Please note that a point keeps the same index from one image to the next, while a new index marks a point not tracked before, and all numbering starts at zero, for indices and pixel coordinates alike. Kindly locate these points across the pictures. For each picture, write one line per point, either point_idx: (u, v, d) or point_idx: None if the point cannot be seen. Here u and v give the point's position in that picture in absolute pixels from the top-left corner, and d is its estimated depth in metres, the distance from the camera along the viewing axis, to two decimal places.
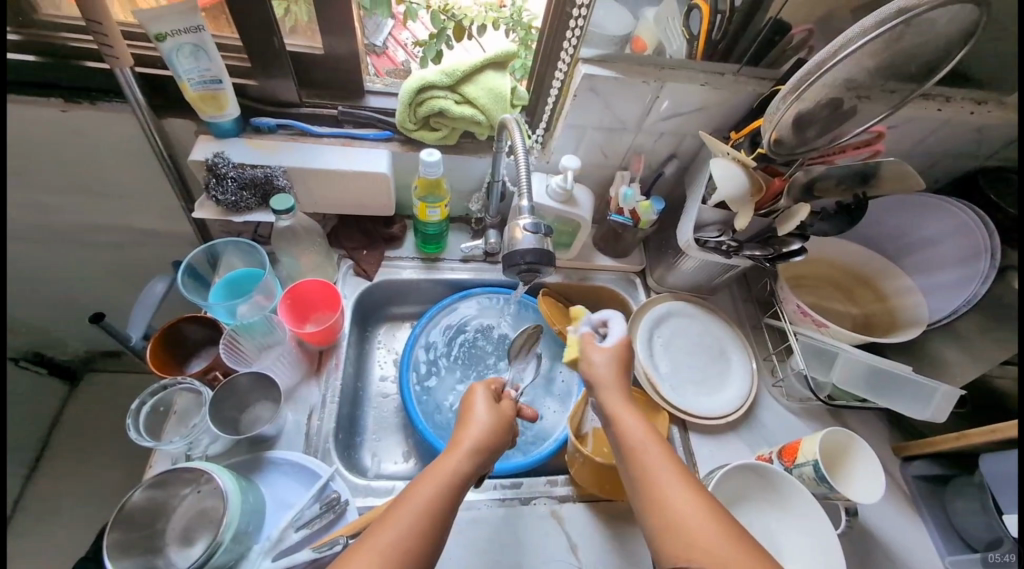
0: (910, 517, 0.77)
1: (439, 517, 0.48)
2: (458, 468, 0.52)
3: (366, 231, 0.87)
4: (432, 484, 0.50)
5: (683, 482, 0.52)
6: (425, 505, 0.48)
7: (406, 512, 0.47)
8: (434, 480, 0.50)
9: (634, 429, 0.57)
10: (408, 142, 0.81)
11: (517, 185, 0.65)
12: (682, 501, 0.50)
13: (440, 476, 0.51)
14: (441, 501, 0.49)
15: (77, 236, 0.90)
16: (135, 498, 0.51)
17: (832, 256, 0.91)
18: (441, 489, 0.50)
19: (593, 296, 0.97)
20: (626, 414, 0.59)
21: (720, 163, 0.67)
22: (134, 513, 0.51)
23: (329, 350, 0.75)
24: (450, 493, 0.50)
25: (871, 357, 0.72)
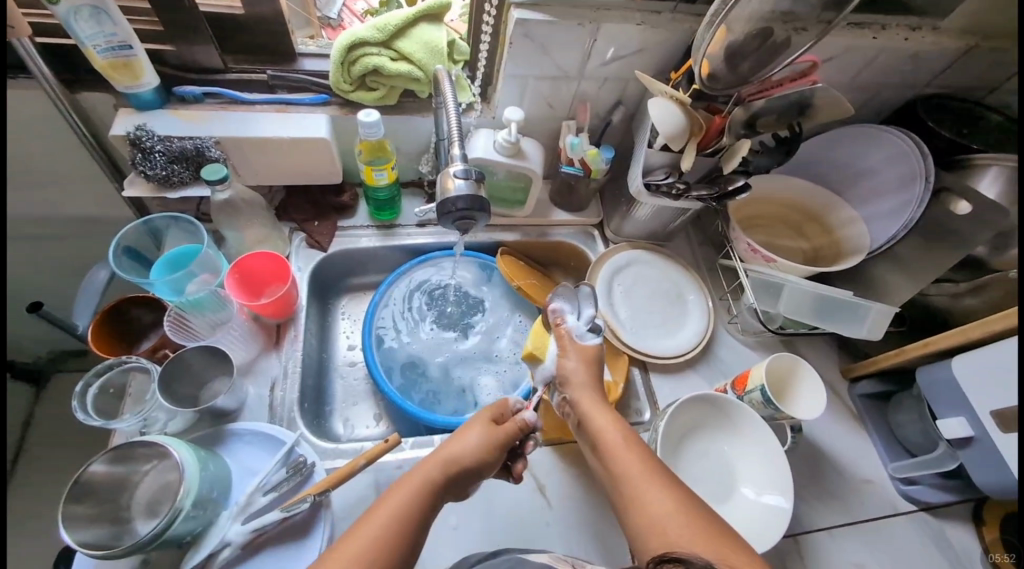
0: (855, 431, 0.83)
1: (409, 528, 0.48)
2: (445, 463, 0.53)
3: (315, 201, 0.85)
4: (407, 491, 0.50)
5: (664, 485, 0.51)
6: (397, 511, 0.49)
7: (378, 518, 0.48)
8: (408, 487, 0.51)
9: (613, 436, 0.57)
10: (347, 105, 0.78)
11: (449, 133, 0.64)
12: (663, 487, 0.51)
13: (419, 485, 0.51)
14: (413, 512, 0.49)
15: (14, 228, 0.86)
16: (94, 469, 0.52)
17: (781, 195, 0.93)
18: (416, 504, 0.50)
19: (553, 252, 0.98)
20: (602, 416, 0.59)
21: (657, 102, 0.67)
22: (97, 486, 0.52)
23: (286, 323, 0.75)
24: (425, 500, 0.50)
25: (812, 284, 0.75)
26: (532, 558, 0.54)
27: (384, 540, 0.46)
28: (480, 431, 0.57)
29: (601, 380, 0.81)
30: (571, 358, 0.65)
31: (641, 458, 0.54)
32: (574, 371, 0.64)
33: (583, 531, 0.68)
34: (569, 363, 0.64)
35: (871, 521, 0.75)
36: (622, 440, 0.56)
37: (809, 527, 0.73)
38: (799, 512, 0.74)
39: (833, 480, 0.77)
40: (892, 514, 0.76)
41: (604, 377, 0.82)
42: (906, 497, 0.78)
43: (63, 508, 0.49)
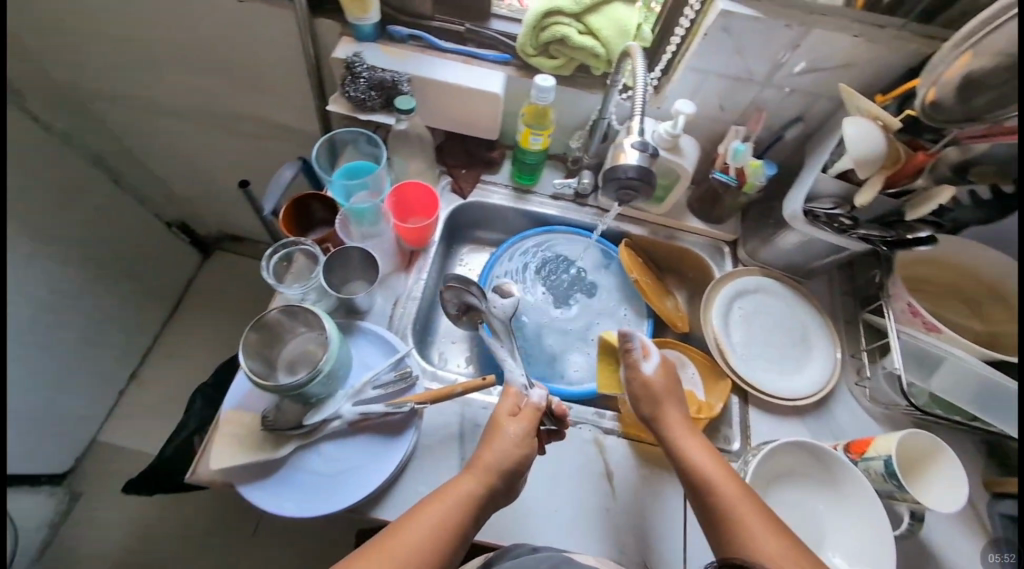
0: (985, 552, 0.70)
1: (451, 535, 0.51)
2: (472, 491, 0.54)
3: (468, 151, 0.92)
4: (442, 504, 0.53)
5: (761, 512, 0.53)
6: (439, 521, 0.51)
7: (422, 522, 0.51)
8: (443, 500, 0.53)
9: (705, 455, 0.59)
10: (525, 68, 0.83)
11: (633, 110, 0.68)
12: (760, 510, 0.53)
13: (454, 499, 0.53)
14: (450, 523, 0.52)
15: (234, 122, 1.05)
16: (272, 315, 0.61)
17: (965, 263, 0.80)
18: (452, 515, 0.52)
19: (676, 258, 0.95)
20: (689, 435, 0.61)
21: (857, 122, 0.60)
22: (268, 327, 0.62)
23: (419, 252, 0.82)
24: (463, 510, 0.53)
25: (987, 368, 0.63)
26: (577, 557, 0.58)
27: (433, 544, 0.50)
28: (511, 427, 0.59)
29: (694, 397, 0.78)
30: (637, 386, 0.66)
31: (736, 482, 0.56)
32: (659, 381, 0.66)
33: (641, 532, 0.66)
34: (656, 374, 0.66)
35: None
36: (705, 457, 0.59)
37: None
38: None
39: None
40: None
41: (697, 395, 0.78)
42: None
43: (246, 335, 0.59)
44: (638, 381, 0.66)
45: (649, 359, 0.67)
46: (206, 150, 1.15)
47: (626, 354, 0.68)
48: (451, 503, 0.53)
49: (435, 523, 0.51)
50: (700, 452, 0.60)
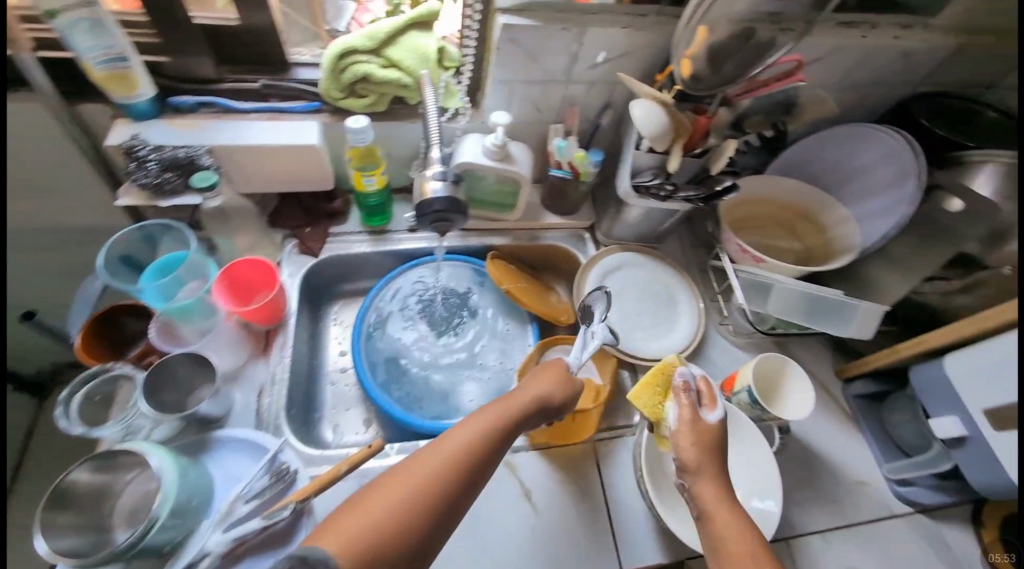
0: (849, 431, 0.82)
1: (456, 475, 0.51)
2: (487, 427, 0.56)
3: (306, 207, 0.87)
4: (453, 443, 0.53)
5: None
6: (451, 462, 0.51)
7: (433, 461, 0.51)
8: (459, 436, 0.54)
9: (729, 517, 0.54)
10: (338, 112, 0.78)
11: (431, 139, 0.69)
12: None
13: (471, 434, 0.54)
14: (458, 464, 0.51)
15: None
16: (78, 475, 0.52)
17: (774, 195, 0.92)
18: (465, 454, 0.52)
19: (545, 255, 0.99)
20: (720, 500, 0.55)
21: (641, 103, 0.67)
22: (78, 489, 0.52)
23: (276, 329, 0.77)
24: (477, 449, 0.54)
25: (804, 285, 0.75)
26: None
27: (428, 488, 0.49)
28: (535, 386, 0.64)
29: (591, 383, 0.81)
30: (683, 425, 0.60)
31: (757, 547, 0.52)
32: (701, 436, 0.59)
33: (569, 536, 0.68)
34: (700, 426, 0.59)
35: (865, 523, 0.75)
36: (734, 514, 0.54)
37: (802, 529, 0.73)
38: (791, 514, 0.74)
39: (825, 481, 0.77)
40: (887, 517, 0.76)
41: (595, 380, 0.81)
42: (901, 498, 0.77)
43: (44, 513, 0.49)
44: (684, 430, 0.59)
45: (707, 412, 0.60)
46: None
47: (681, 392, 0.62)
48: (464, 437, 0.54)
49: (441, 463, 0.51)
50: (724, 510, 0.55)
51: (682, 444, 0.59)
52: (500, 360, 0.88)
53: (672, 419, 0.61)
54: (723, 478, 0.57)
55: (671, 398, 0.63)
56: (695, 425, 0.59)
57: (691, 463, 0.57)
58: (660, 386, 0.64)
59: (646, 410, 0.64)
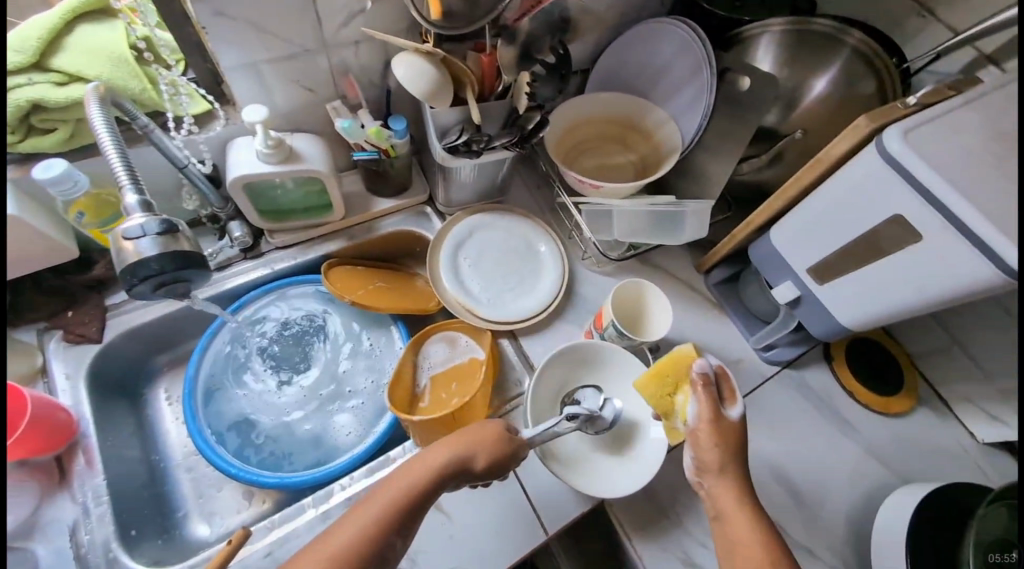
0: (718, 318, 0.88)
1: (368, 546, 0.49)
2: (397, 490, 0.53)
3: (57, 287, 0.67)
4: (373, 508, 0.52)
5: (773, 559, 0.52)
6: (365, 528, 0.50)
7: (349, 527, 0.50)
8: (380, 498, 0.53)
9: (733, 499, 0.57)
10: (29, 159, 0.58)
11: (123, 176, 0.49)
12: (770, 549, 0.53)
13: (390, 497, 0.53)
14: (372, 533, 0.50)
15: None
16: None
17: (598, 113, 0.89)
18: (380, 521, 0.51)
19: (392, 244, 0.89)
20: (730, 484, 0.58)
21: (403, 60, 0.58)
22: None
23: (68, 451, 0.60)
24: (393, 516, 0.52)
25: (635, 202, 0.74)
26: None
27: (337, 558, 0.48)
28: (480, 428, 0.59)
29: (475, 362, 0.77)
30: (704, 423, 0.59)
31: (759, 525, 0.55)
32: (722, 430, 0.59)
33: (495, 528, 0.65)
34: (723, 422, 0.59)
35: (746, 395, 0.82)
36: (747, 516, 0.55)
37: None
38: None
39: None
40: (762, 381, 0.83)
41: (479, 357, 0.77)
42: (770, 362, 0.84)
43: None
44: (698, 422, 0.60)
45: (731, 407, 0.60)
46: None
47: (698, 386, 0.61)
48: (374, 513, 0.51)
49: (355, 531, 0.50)
50: (732, 503, 0.57)
51: (701, 442, 0.59)
52: (371, 379, 0.80)
53: (691, 414, 0.61)
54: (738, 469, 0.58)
55: (686, 391, 0.63)
56: (710, 419, 0.59)
57: (704, 453, 0.59)
58: (668, 376, 0.63)
59: (651, 400, 0.64)
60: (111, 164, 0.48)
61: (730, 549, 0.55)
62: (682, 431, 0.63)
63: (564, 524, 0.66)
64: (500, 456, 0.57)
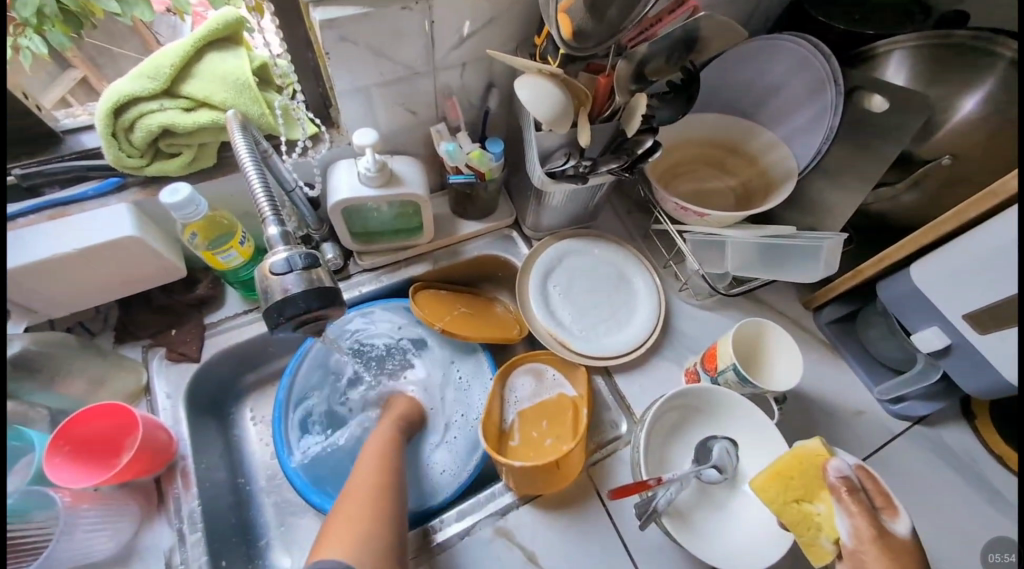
0: (833, 362, 0.79)
1: (381, 491, 0.57)
2: (383, 458, 0.62)
3: (164, 306, 0.68)
4: (367, 471, 0.60)
5: None
6: (372, 482, 0.58)
7: (358, 489, 0.57)
8: (370, 464, 0.61)
9: None
10: (152, 182, 0.60)
11: (261, 207, 0.47)
12: None
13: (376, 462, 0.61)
14: (378, 482, 0.58)
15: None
16: None
17: (697, 134, 0.83)
18: (379, 475, 0.59)
19: (476, 268, 0.86)
20: None
21: (526, 82, 0.56)
22: None
23: (167, 473, 0.60)
24: (387, 468, 0.60)
25: (752, 232, 0.68)
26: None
27: (366, 505, 0.54)
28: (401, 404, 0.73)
29: (565, 399, 0.72)
30: (866, 543, 0.46)
31: None
32: (896, 558, 0.44)
33: None
34: (890, 544, 0.45)
35: (871, 453, 0.72)
36: None
37: None
38: None
39: (826, 424, 0.74)
40: (890, 438, 0.74)
41: (568, 394, 0.73)
42: (898, 416, 0.75)
43: None
44: (862, 545, 0.46)
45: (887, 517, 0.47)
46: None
47: (842, 494, 0.48)
48: (365, 469, 0.60)
49: (366, 485, 0.57)
50: None
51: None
52: (456, 410, 0.76)
53: (842, 531, 0.48)
54: None
55: (826, 499, 0.49)
56: (873, 540, 0.45)
57: None
58: (794, 478, 0.51)
59: (772, 506, 0.51)
60: (256, 196, 0.47)
61: None
62: (830, 549, 0.49)
63: None
64: (417, 414, 0.74)
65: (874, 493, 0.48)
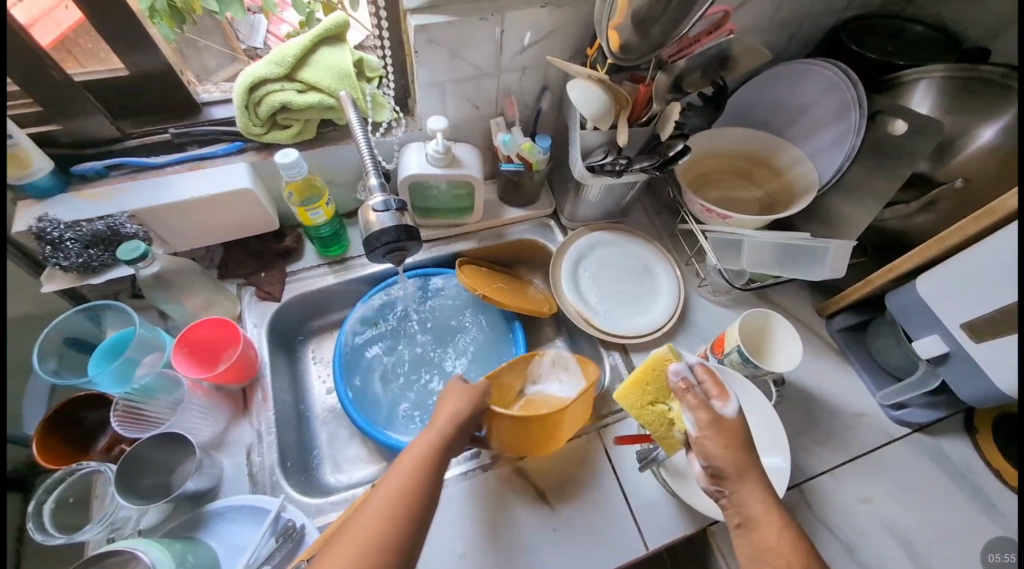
0: (840, 366, 0.84)
1: (391, 529, 0.48)
2: (411, 475, 0.53)
3: (257, 253, 0.82)
4: (388, 488, 0.51)
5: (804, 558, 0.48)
6: (386, 512, 0.49)
7: (370, 515, 0.49)
8: (394, 480, 0.52)
9: (754, 497, 0.52)
10: (265, 147, 0.74)
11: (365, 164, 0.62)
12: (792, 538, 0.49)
13: (398, 483, 0.52)
14: (394, 513, 0.49)
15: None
16: None
17: (731, 146, 0.90)
18: (400, 501, 0.50)
19: (514, 250, 0.96)
20: (747, 481, 0.52)
21: (578, 85, 0.66)
22: None
23: (251, 385, 0.73)
24: (413, 490, 0.51)
25: (769, 234, 0.75)
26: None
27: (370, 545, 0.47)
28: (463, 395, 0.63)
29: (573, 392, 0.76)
30: (705, 429, 0.54)
31: (781, 519, 0.51)
32: (723, 437, 0.53)
33: (596, 529, 0.67)
34: (721, 428, 0.54)
35: (869, 451, 0.77)
36: (776, 515, 0.51)
37: (813, 471, 0.75)
38: (800, 459, 0.76)
39: (827, 420, 0.79)
40: (888, 440, 0.78)
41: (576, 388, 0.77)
42: (899, 422, 0.79)
43: None
44: (701, 425, 0.54)
45: (719, 402, 0.56)
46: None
47: (683, 394, 0.57)
48: (384, 497, 0.50)
49: (376, 517, 0.49)
50: (756, 499, 0.52)
51: (710, 451, 0.53)
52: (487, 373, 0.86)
53: (688, 424, 0.56)
54: (754, 471, 0.53)
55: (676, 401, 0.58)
56: (706, 424, 0.54)
57: (712, 460, 0.53)
58: (649, 386, 0.62)
59: (632, 411, 0.62)
60: (365, 156, 0.61)
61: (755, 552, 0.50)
62: (679, 438, 0.59)
63: (666, 541, 0.67)
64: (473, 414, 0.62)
65: (711, 387, 0.57)
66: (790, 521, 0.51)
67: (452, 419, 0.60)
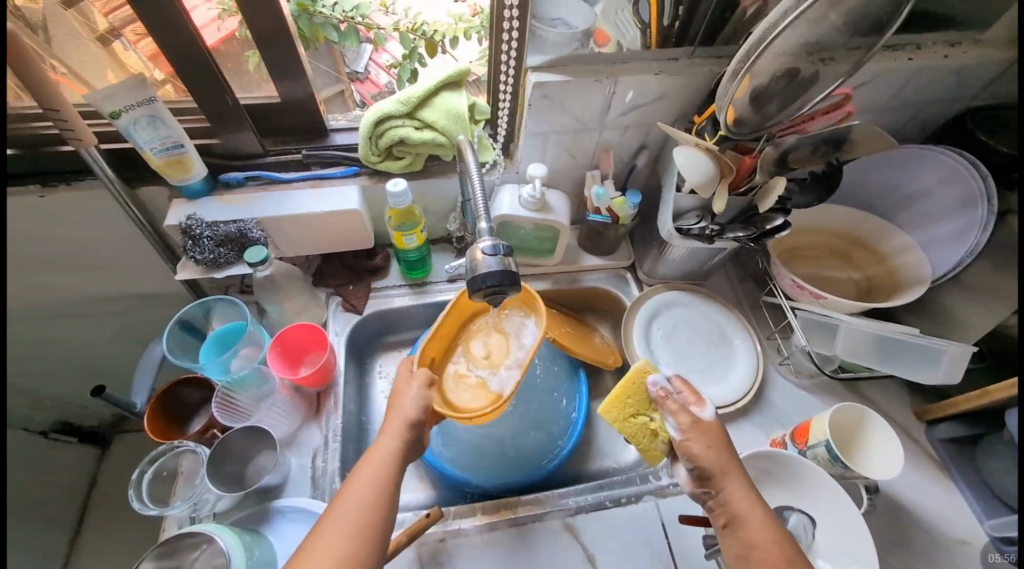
0: (940, 481, 0.75)
1: (374, 518, 0.51)
2: (382, 467, 0.55)
3: (350, 267, 0.88)
4: (364, 480, 0.53)
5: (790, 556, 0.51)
6: (362, 505, 0.51)
7: (348, 508, 0.51)
8: (367, 474, 0.54)
9: (740, 495, 0.55)
10: (376, 174, 0.82)
11: (477, 206, 0.64)
12: (775, 531, 0.53)
13: (371, 476, 0.54)
14: (368, 506, 0.51)
15: (48, 320, 0.85)
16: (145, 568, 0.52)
17: (827, 223, 0.87)
18: (373, 496, 0.52)
19: (586, 297, 0.96)
20: (731, 479, 0.56)
21: (684, 150, 0.67)
22: None
23: (325, 391, 0.76)
24: (383, 480, 0.54)
25: (870, 323, 0.70)
26: None
27: (357, 536, 0.49)
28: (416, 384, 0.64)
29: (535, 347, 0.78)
30: (688, 432, 0.59)
31: (767, 520, 0.54)
32: (705, 440, 0.59)
33: None
34: (703, 433, 0.59)
35: None
36: (762, 515, 0.54)
37: None
38: None
39: (921, 541, 0.70)
40: None
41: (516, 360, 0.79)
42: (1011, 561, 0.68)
43: None
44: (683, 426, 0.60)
45: (697, 403, 0.62)
46: (35, 365, 0.89)
47: (663, 401, 0.62)
48: (365, 493, 0.52)
49: (356, 510, 0.51)
50: (741, 497, 0.55)
51: (694, 452, 0.58)
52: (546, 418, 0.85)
53: (671, 430, 0.61)
54: (739, 471, 0.57)
55: (657, 410, 0.63)
56: (689, 427, 0.59)
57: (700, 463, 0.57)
58: (630, 398, 0.63)
59: (614, 424, 0.63)
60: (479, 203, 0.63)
61: (745, 551, 0.53)
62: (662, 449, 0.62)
63: None
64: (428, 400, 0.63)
65: (688, 393, 0.62)
66: (772, 517, 0.55)
67: (405, 418, 0.60)
